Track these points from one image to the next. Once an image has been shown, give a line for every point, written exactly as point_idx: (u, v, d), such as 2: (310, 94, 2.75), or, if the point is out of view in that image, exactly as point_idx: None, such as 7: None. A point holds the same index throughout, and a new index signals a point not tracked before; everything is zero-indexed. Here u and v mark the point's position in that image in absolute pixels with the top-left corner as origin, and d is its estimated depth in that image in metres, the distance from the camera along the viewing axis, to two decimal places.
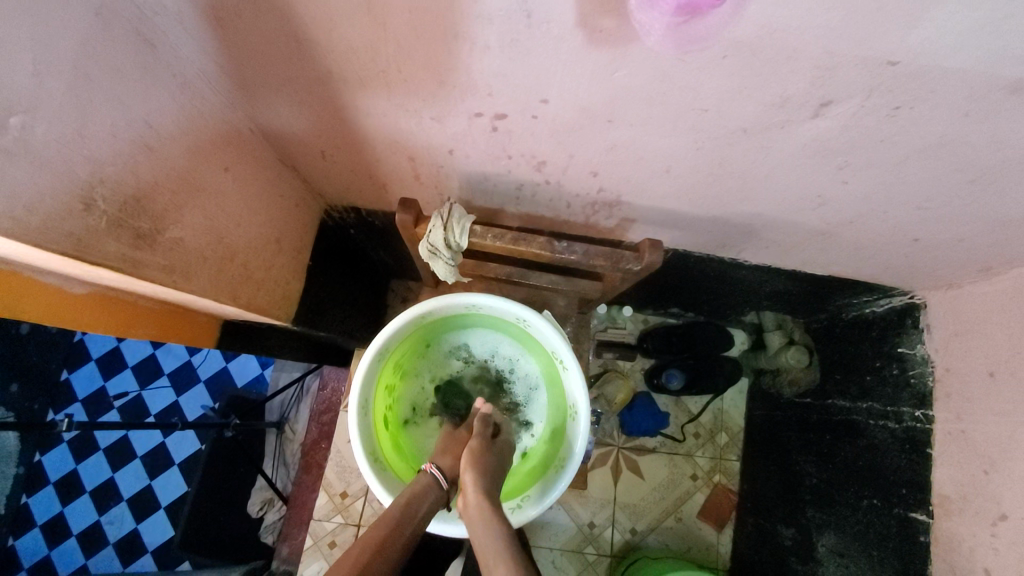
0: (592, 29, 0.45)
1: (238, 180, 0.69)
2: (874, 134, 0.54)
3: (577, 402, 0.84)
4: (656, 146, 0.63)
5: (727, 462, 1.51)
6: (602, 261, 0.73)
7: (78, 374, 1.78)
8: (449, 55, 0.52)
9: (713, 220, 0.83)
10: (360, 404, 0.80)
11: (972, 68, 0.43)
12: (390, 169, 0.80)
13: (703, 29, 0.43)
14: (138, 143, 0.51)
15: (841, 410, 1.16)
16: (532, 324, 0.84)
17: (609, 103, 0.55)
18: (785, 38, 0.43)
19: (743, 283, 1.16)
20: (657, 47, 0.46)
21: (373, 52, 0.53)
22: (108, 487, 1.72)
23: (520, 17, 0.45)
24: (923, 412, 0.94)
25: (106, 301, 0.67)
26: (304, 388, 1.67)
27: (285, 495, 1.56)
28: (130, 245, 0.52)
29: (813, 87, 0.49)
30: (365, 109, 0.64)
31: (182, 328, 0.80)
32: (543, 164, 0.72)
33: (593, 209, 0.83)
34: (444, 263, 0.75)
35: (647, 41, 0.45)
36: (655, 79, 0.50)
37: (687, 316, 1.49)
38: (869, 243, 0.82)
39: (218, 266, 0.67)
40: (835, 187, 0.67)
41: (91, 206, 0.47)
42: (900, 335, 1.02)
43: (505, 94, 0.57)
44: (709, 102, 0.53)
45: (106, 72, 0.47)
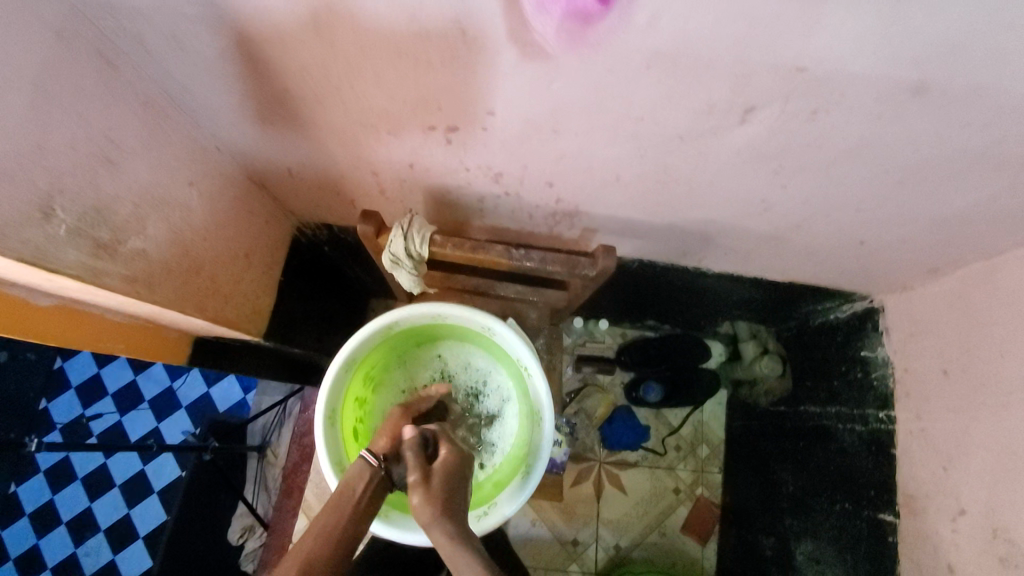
0: (523, 43, 0.48)
1: (204, 196, 0.71)
2: (801, 138, 0.58)
3: (543, 409, 0.86)
4: (603, 156, 0.66)
5: (709, 475, 1.51)
6: (559, 267, 0.75)
7: (57, 403, 1.78)
8: (396, 70, 0.55)
9: (669, 229, 0.86)
10: (327, 412, 0.82)
11: (874, 72, 0.47)
12: (356, 184, 0.83)
13: (597, 36, 0.46)
14: (99, 157, 0.53)
15: (812, 416, 1.17)
16: (497, 332, 0.86)
17: (553, 114, 0.59)
18: (697, 50, 0.46)
19: (712, 293, 1.18)
20: (555, 52, 0.49)
21: (325, 68, 0.56)
22: (86, 517, 1.69)
23: (457, 33, 0.48)
24: (886, 414, 0.96)
25: (72, 315, 0.68)
26: (286, 411, 1.69)
27: (266, 522, 1.57)
28: (90, 254, 0.54)
29: (735, 93, 0.52)
30: (324, 124, 0.67)
31: (149, 342, 0.81)
32: (500, 175, 0.75)
33: (554, 219, 0.86)
34: (407, 273, 0.76)
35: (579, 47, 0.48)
36: (589, 90, 0.54)
37: (665, 329, 1.51)
38: (820, 247, 0.85)
39: (183, 278, 0.69)
40: (776, 192, 0.70)
41: (50, 214, 0.49)
42: (863, 338, 1.04)
43: (453, 107, 0.60)
44: (643, 111, 0.56)
45: (68, 90, 0.50)
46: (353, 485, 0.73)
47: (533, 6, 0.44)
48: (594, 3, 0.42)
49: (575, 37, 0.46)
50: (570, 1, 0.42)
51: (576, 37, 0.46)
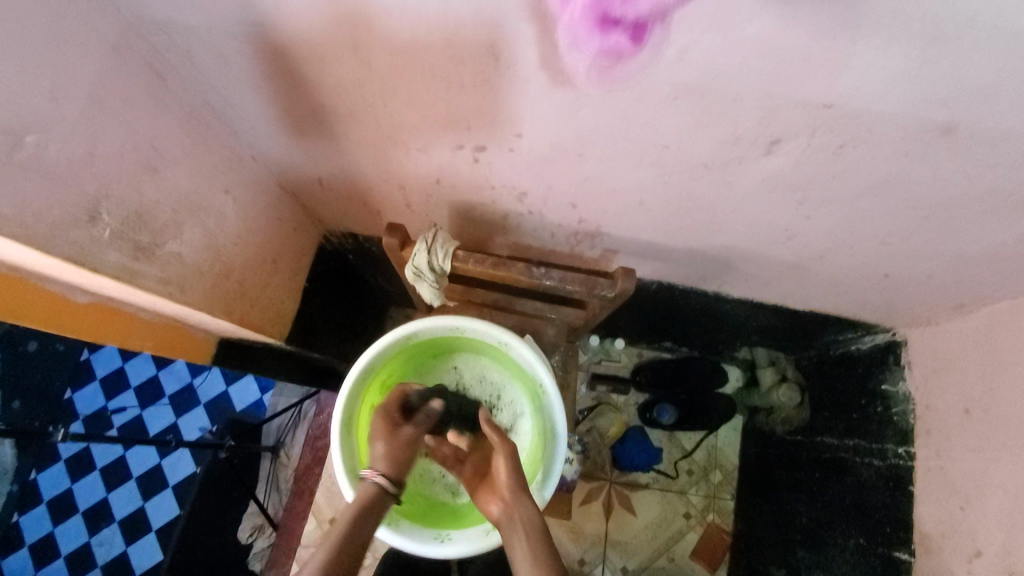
0: (552, 70, 0.50)
1: (238, 202, 0.74)
2: (825, 171, 0.58)
3: (556, 427, 0.86)
4: (626, 180, 0.67)
5: (721, 501, 1.49)
6: (578, 286, 0.76)
7: (81, 393, 1.84)
8: (427, 92, 0.57)
9: (689, 252, 0.86)
10: (344, 417, 0.83)
11: (902, 111, 0.47)
12: (383, 197, 0.85)
13: (626, 73, 0.46)
14: (144, 165, 0.56)
15: (829, 447, 1.15)
16: (513, 348, 0.87)
17: (578, 139, 0.60)
18: (726, 82, 0.47)
19: (731, 318, 1.17)
20: (582, 82, 0.50)
21: (360, 87, 0.58)
22: (102, 508, 1.73)
23: (489, 59, 0.50)
24: (905, 449, 0.94)
25: (108, 312, 0.71)
26: (301, 414, 1.72)
27: (275, 522, 1.58)
28: (130, 256, 0.56)
29: (760, 125, 0.53)
30: (357, 138, 0.69)
31: (175, 340, 0.83)
32: (524, 194, 0.76)
33: (576, 239, 0.87)
34: (428, 286, 0.78)
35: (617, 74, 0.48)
36: (616, 117, 0.55)
37: (681, 351, 1.52)
38: (842, 278, 0.85)
39: (214, 281, 0.72)
40: (799, 222, 0.70)
41: (96, 218, 0.51)
42: (884, 372, 1.03)
43: (482, 128, 0.62)
44: (668, 138, 0.57)
45: (120, 101, 0.52)
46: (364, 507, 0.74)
47: (566, 40, 0.44)
48: (625, 43, 0.40)
49: (605, 71, 0.46)
50: (603, 40, 0.42)
51: (607, 74, 0.47)
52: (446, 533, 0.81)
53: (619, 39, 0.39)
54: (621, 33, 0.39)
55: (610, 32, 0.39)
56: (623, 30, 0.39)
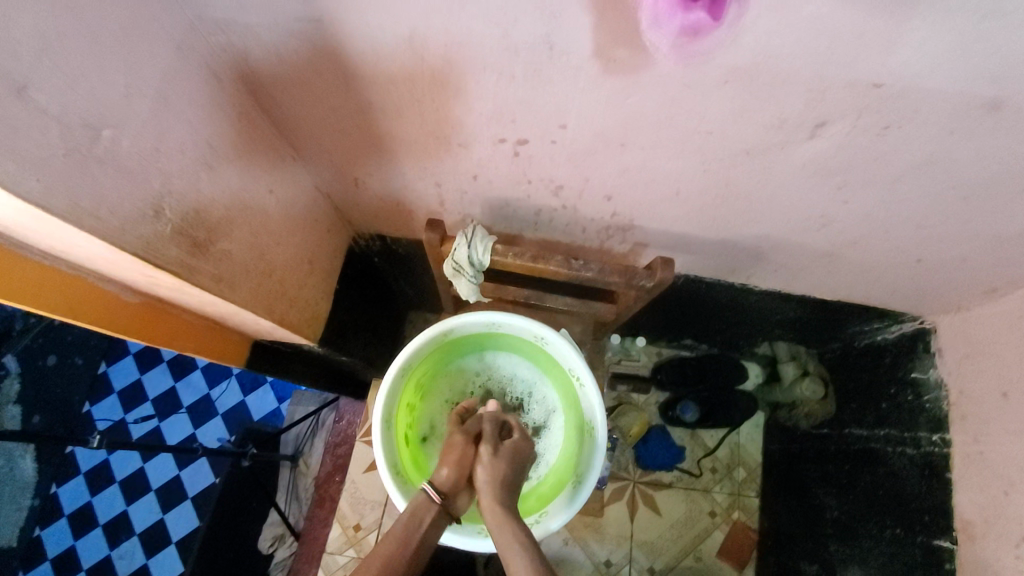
0: (606, 59, 0.51)
1: (280, 202, 0.75)
2: (868, 153, 0.59)
3: (594, 418, 0.86)
4: (665, 170, 0.68)
5: (746, 499, 1.49)
6: (617, 277, 0.77)
7: (99, 406, 1.83)
8: (478, 85, 0.58)
9: (721, 244, 0.87)
10: (384, 416, 0.83)
11: (951, 89, 0.48)
12: (417, 196, 0.86)
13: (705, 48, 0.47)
14: (202, 163, 0.57)
15: (858, 439, 1.16)
16: (549, 341, 0.87)
17: (623, 128, 0.61)
18: (778, 65, 0.48)
19: (756, 311, 1.18)
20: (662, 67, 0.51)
21: (411, 82, 0.59)
22: (122, 521, 1.73)
23: (543, 49, 0.51)
24: (940, 436, 0.95)
25: (153, 312, 0.72)
26: (319, 422, 1.73)
27: (298, 531, 1.57)
28: (188, 252, 0.57)
29: (808, 107, 0.54)
30: (400, 136, 0.70)
31: (211, 341, 0.84)
32: (561, 188, 0.77)
33: (607, 233, 0.88)
34: (468, 282, 0.79)
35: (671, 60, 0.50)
36: (663, 104, 0.56)
37: (700, 349, 1.53)
38: (874, 264, 0.86)
39: (258, 279, 0.72)
40: (836, 208, 0.71)
41: (160, 212, 0.52)
42: (914, 360, 1.04)
43: (528, 121, 0.63)
44: (714, 125, 0.58)
45: (182, 99, 0.53)
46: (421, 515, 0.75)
47: (648, 19, 0.46)
48: (706, 18, 0.44)
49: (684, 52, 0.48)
50: (685, 16, 0.44)
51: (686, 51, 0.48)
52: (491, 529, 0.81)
53: (701, 14, 0.44)
54: (702, 9, 0.44)
55: (692, 9, 0.44)
56: (703, 5, 0.43)
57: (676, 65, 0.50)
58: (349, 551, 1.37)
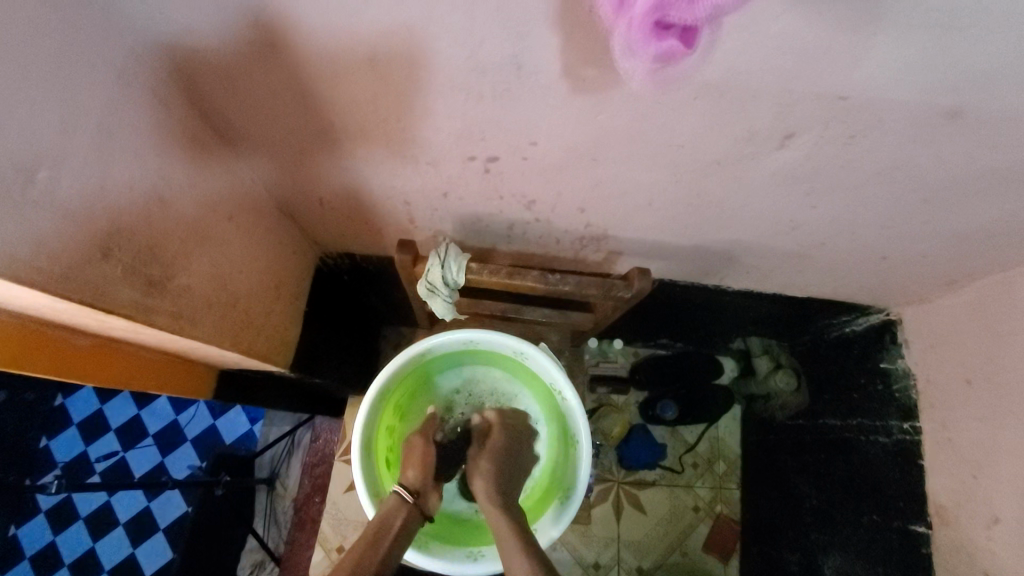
0: (575, 78, 0.50)
1: (241, 229, 0.72)
2: (834, 161, 0.60)
3: (578, 432, 0.84)
4: (636, 182, 0.68)
5: (728, 491, 1.50)
6: (594, 290, 0.76)
7: (57, 439, 1.73)
8: (445, 105, 0.56)
9: (695, 249, 0.87)
10: (363, 443, 0.80)
11: (911, 100, 0.49)
12: (386, 215, 0.83)
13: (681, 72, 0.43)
14: (152, 196, 0.54)
15: (832, 429, 1.18)
16: (528, 355, 0.85)
17: (593, 144, 0.60)
18: (747, 79, 0.48)
19: (730, 310, 1.19)
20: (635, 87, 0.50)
21: (374, 105, 0.57)
22: (90, 558, 1.65)
23: (511, 69, 0.50)
24: (911, 424, 0.99)
25: (110, 352, 0.68)
26: (295, 442, 1.68)
27: (278, 555, 1.52)
28: (143, 292, 0.54)
29: (777, 118, 0.54)
30: (364, 156, 0.68)
31: (174, 376, 0.80)
32: (533, 203, 0.76)
33: (581, 243, 0.87)
34: (442, 301, 0.77)
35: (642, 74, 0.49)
36: (634, 120, 0.55)
37: (676, 347, 1.53)
38: (841, 263, 0.87)
39: (222, 311, 0.69)
40: (805, 212, 0.72)
41: (109, 254, 0.49)
42: (882, 352, 1.08)
43: (497, 138, 0.61)
44: (685, 138, 0.58)
45: (125, 130, 0.50)
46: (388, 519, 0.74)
47: (621, 44, 0.37)
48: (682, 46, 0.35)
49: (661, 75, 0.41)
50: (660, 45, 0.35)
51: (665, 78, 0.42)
52: (476, 549, 0.80)
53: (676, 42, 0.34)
54: (676, 37, 0.34)
55: (664, 38, 0.34)
56: (677, 33, 0.34)
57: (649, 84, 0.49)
58: None
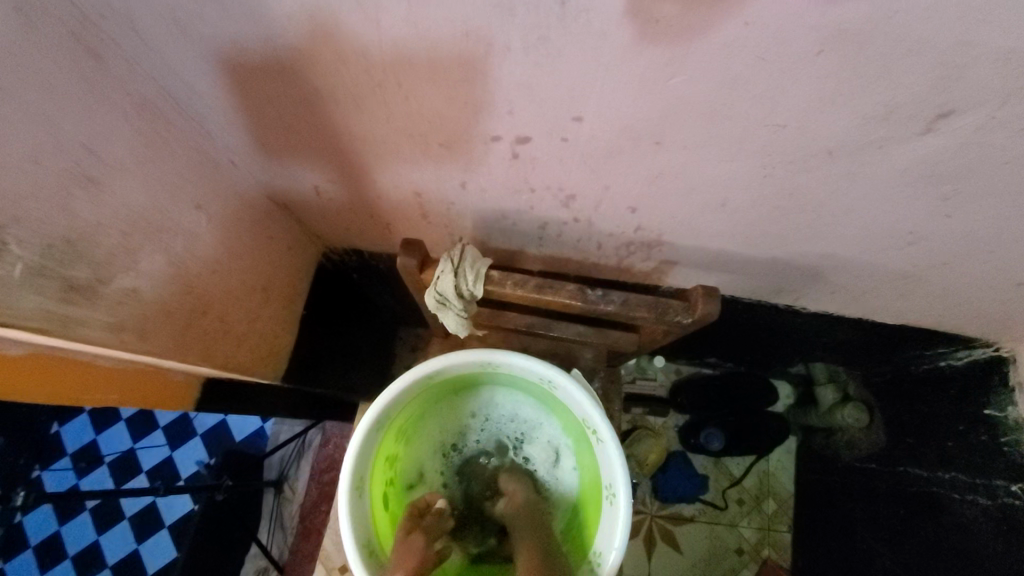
0: (645, 20, 0.34)
1: (214, 220, 0.59)
2: (999, 154, 0.43)
3: (614, 484, 0.68)
4: (707, 176, 0.52)
5: (777, 535, 1.32)
6: (645, 312, 0.61)
7: (69, 427, 1.69)
8: (462, 64, 0.42)
9: (770, 263, 0.71)
10: (354, 481, 0.66)
11: None
12: (394, 207, 0.70)
13: None
14: (75, 174, 0.41)
15: (915, 480, 1.01)
16: (558, 384, 0.70)
17: (658, 122, 0.45)
18: (911, 21, 0.32)
19: (798, 332, 1.02)
20: (733, 32, 0.34)
21: (368, 61, 0.43)
22: (92, 552, 1.59)
23: (553, 7, 0.35)
24: (1021, 487, 0.84)
25: (53, 365, 0.55)
26: (304, 443, 1.58)
27: (280, 565, 1.42)
28: (58, 300, 0.42)
29: (935, 88, 0.37)
30: (363, 133, 0.54)
31: (142, 389, 0.68)
32: (572, 199, 0.61)
33: (627, 250, 0.72)
34: (455, 315, 0.63)
35: (747, 10, 0.33)
36: (721, 88, 0.40)
37: (725, 366, 1.33)
38: (959, 288, 0.69)
39: (186, 319, 0.57)
40: (931, 223, 0.55)
41: (1, 250, 0.36)
42: (987, 395, 0.90)
43: (529, 113, 0.47)
44: (789, 116, 0.42)
45: (30, 84, 0.37)
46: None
47: None
48: None
49: None
50: None
51: None
52: None
53: None
54: None
55: None
56: None
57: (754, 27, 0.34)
58: None
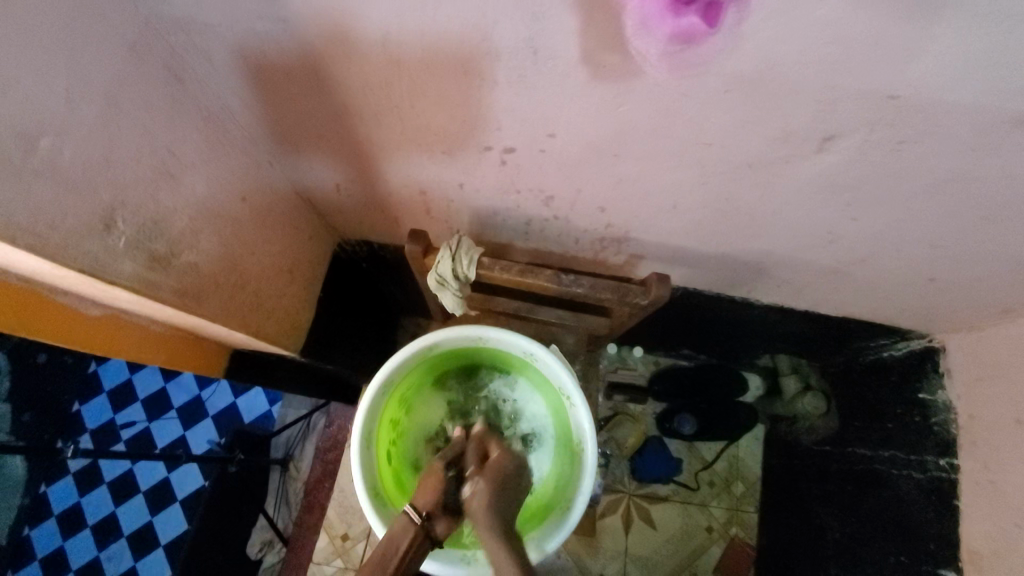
0: (596, 65, 0.47)
1: (255, 210, 0.71)
2: (880, 169, 0.55)
3: (584, 441, 0.81)
4: (659, 182, 0.64)
5: (744, 514, 1.41)
6: (609, 294, 0.73)
7: (90, 405, 1.77)
8: (461, 91, 0.54)
9: (722, 258, 0.83)
10: (363, 436, 0.78)
11: (974, 103, 0.44)
12: (402, 203, 0.82)
13: None
14: (160, 170, 0.54)
15: (861, 459, 1.11)
16: (538, 357, 0.82)
17: (615, 138, 0.57)
18: (783, 73, 0.44)
19: (757, 325, 1.14)
20: (660, 78, 0.47)
21: (386, 86, 0.56)
22: (110, 523, 1.67)
23: (528, 54, 0.47)
24: (947, 461, 0.92)
25: (119, 325, 0.68)
26: (310, 426, 1.69)
27: (285, 537, 1.53)
28: (145, 266, 0.54)
29: (817, 119, 0.50)
30: (379, 141, 0.67)
31: (186, 353, 0.80)
32: (552, 199, 0.73)
33: (601, 244, 0.84)
34: (452, 295, 0.76)
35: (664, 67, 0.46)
36: (659, 115, 0.52)
37: (699, 358, 1.46)
38: (882, 283, 0.81)
39: (230, 292, 0.69)
40: (844, 225, 0.67)
41: (111, 226, 0.49)
42: (920, 380, 1.00)
43: (513, 129, 0.59)
44: (714, 136, 0.54)
45: (135, 103, 0.50)
46: (398, 541, 0.69)
47: None
48: None
49: None
50: None
51: None
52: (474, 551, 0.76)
53: None
54: None
55: None
56: None
57: (674, 74, 0.46)
58: (337, 563, 1.31)
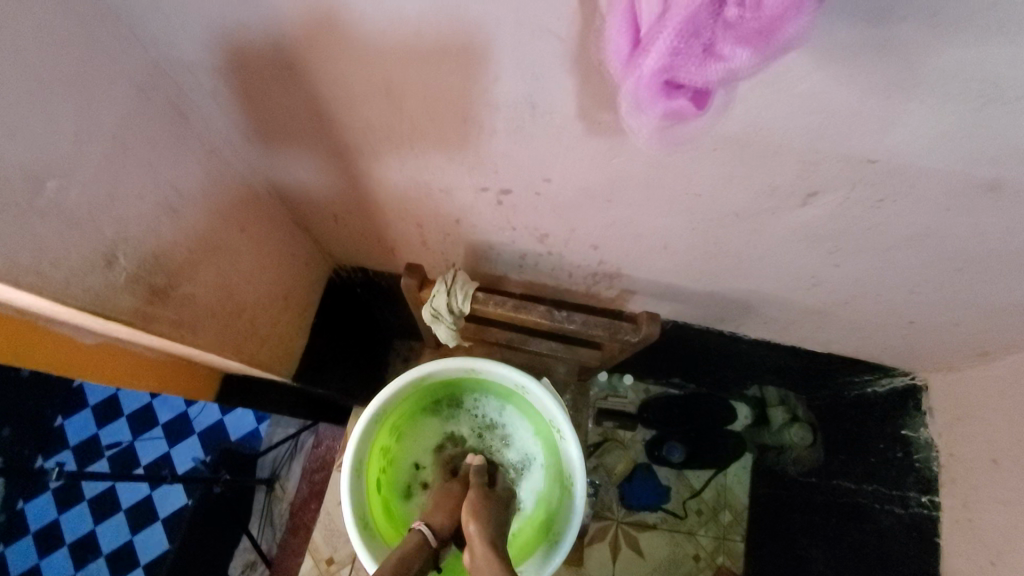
0: (591, 121, 0.49)
1: (253, 240, 0.73)
2: (860, 222, 0.57)
3: (574, 475, 0.81)
4: (650, 226, 0.66)
5: (732, 543, 1.38)
6: (601, 331, 0.74)
7: (72, 421, 1.74)
8: (460, 137, 0.56)
9: (711, 295, 0.84)
10: (353, 464, 0.78)
11: (948, 168, 0.47)
12: (398, 234, 0.83)
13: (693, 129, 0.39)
14: (163, 206, 0.55)
15: (846, 492, 1.13)
16: (529, 390, 0.83)
17: (608, 185, 0.59)
18: (768, 135, 0.47)
19: (744, 358, 1.15)
20: None
21: (388, 130, 0.58)
22: (88, 542, 1.63)
23: (526, 108, 0.49)
24: (929, 498, 0.96)
25: (113, 352, 0.68)
26: (298, 445, 1.66)
27: (268, 560, 1.48)
28: (144, 300, 0.54)
29: (800, 176, 0.52)
30: (378, 177, 0.68)
31: (177, 377, 0.80)
32: (546, 236, 0.75)
33: (594, 279, 0.85)
34: (446, 327, 0.77)
35: None
36: (651, 166, 0.54)
37: (688, 387, 1.45)
38: (863, 323, 0.83)
39: (225, 321, 0.70)
40: (827, 270, 0.69)
41: (113, 261, 0.50)
42: (903, 417, 1.02)
43: (509, 172, 0.61)
44: (702, 187, 0.56)
45: (141, 142, 0.51)
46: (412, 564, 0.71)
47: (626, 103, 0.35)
48: (689, 106, 0.33)
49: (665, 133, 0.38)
50: (665, 104, 0.33)
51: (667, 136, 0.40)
52: None
53: (684, 102, 0.33)
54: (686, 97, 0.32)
55: (675, 96, 0.33)
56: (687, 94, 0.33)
57: None
58: None
